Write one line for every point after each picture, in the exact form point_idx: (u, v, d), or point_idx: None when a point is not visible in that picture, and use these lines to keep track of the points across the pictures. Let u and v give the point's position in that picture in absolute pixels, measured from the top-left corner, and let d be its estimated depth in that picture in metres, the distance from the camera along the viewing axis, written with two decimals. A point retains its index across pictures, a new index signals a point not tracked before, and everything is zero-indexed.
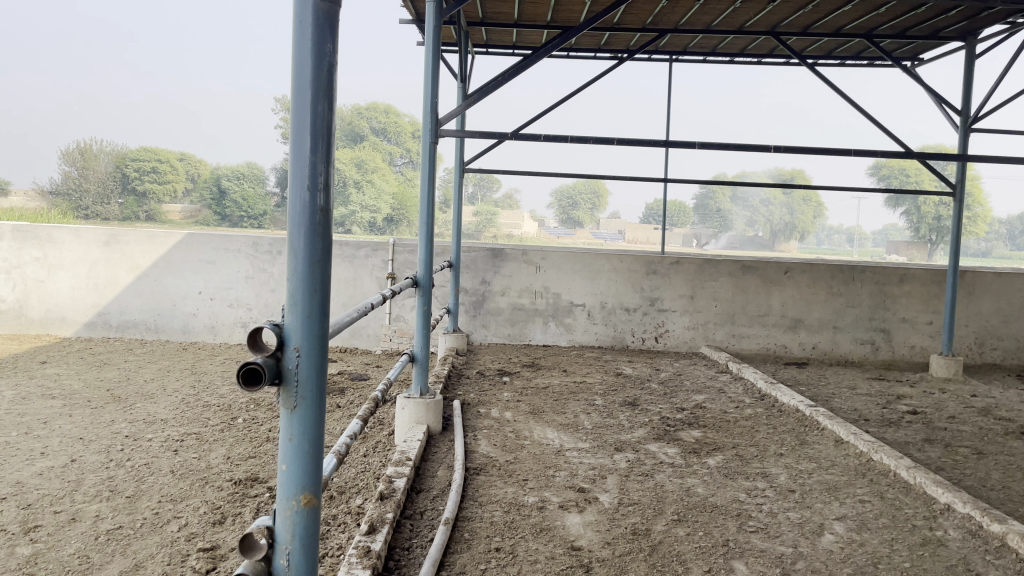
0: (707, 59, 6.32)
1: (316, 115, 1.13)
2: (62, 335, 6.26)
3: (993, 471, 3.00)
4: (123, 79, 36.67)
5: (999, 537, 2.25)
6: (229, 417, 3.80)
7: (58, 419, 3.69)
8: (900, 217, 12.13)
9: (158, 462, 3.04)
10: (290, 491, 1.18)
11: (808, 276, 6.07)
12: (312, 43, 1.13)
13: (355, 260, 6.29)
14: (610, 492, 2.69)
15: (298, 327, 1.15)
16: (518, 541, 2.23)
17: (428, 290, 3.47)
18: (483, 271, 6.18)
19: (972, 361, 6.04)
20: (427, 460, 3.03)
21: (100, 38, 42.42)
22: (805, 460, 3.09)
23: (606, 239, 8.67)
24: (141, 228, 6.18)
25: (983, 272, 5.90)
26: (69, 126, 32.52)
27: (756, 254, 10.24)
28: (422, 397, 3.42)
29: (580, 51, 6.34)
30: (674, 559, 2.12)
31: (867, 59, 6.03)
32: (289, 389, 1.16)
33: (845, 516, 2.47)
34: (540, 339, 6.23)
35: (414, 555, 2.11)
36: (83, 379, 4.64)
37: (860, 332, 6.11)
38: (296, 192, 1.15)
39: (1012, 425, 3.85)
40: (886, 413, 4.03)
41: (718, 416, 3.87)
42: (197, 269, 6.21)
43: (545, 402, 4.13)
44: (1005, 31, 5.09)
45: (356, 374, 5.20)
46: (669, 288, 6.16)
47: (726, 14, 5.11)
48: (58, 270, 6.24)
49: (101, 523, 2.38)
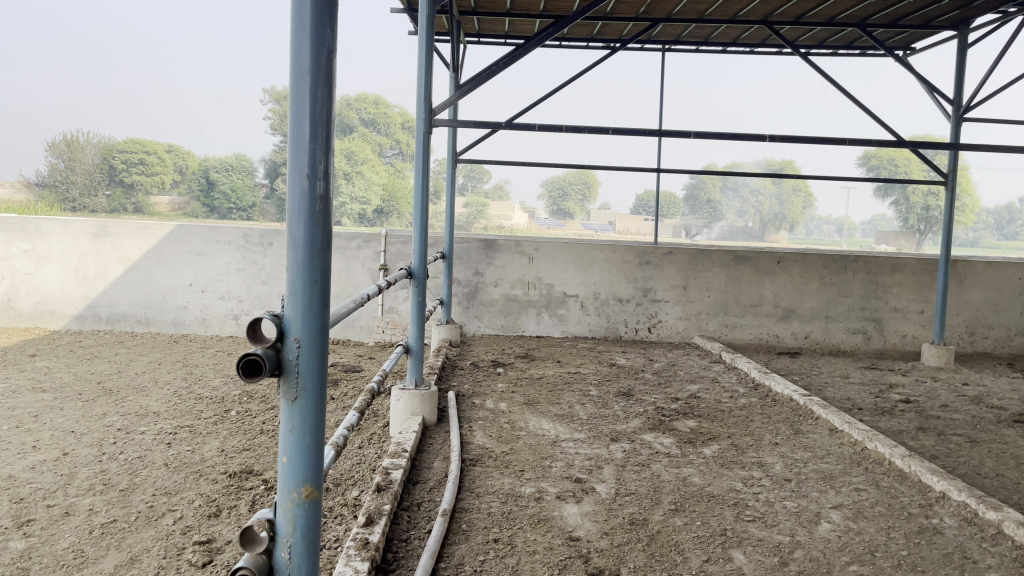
0: (700, 49, 6.28)
1: (314, 101, 1.10)
2: (51, 328, 6.17)
3: (986, 459, 3.03)
4: (109, 69, 36.12)
5: (995, 525, 2.26)
6: (223, 409, 3.77)
7: (49, 413, 3.64)
8: (891, 209, 12.38)
9: (152, 455, 3.01)
10: (291, 483, 1.16)
11: (801, 266, 6.09)
12: (310, 29, 1.10)
13: (347, 252, 6.24)
14: (607, 483, 2.69)
15: (298, 318, 1.13)
16: (516, 532, 2.22)
17: (424, 281, 3.45)
18: (476, 262, 6.16)
19: (963, 349, 6.09)
20: (423, 452, 3.01)
21: (86, 28, 41.76)
22: (800, 449, 3.10)
23: (598, 230, 8.60)
24: (130, 219, 6.10)
25: (974, 261, 5.94)
26: (57, 116, 32.12)
27: (747, 244, 10.27)
28: (417, 387, 3.40)
29: (573, 40, 6.29)
30: (673, 548, 2.12)
31: (859, 49, 6.02)
32: (289, 380, 1.14)
33: (841, 504, 2.48)
34: (533, 330, 6.22)
35: (412, 546, 2.10)
36: (74, 372, 4.58)
37: (852, 322, 6.15)
38: (294, 180, 1.12)
39: (1004, 414, 3.89)
40: (879, 402, 4.06)
41: (713, 406, 3.88)
42: (187, 261, 6.14)
43: (539, 393, 4.12)
44: (997, 20, 5.09)
45: (349, 366, 5.17)
46: (662, 278, 6.16)
47: (720, 4, 5.09)
48: (46, 262, 6.16)
49: (95, 517, 2.35)
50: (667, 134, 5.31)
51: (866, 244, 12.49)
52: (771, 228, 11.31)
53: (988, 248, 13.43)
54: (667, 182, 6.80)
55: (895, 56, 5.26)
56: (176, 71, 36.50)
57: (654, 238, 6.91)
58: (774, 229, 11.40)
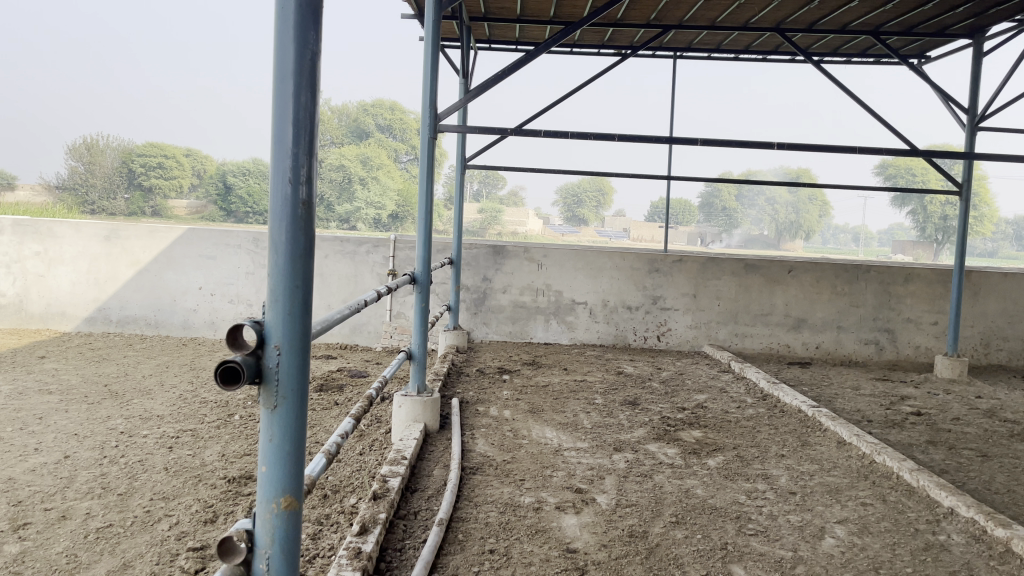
0: (712, 56, 6.23)
1: (298, 105, 1.09)
2: (62, 330, 6.24)
3: (998, 474, 2.95)
4: (125, 74, 36.51)
5: (1003, 542, 2.20)
6: (226, 413, 3.78)
7: (55, 415, 3.67)
8: (908, 217, 11.98)
9: (153, 459, 3.02)
10: (269, 493, 1.15)
11: (812, 275, 6.01)
12: (293, 31, 1.09)
13: (355, 257, 6.26)
14: (608, 493, 2.66)
15: (278, 325, 1.11)
16: (512, 543, 2.19)
17: (428, 287, 3.42)
18: (484, 269, 6.14)
19: (978, 361, 5.97)
20: (423, 459, 3.00)
21: (109, 36, 42.28)
22: (807, 462, 3.05)
23: (613, 237, 8.73)
24: (141, 223, 6.16)
25: (989, 272, 5.84)
26: (70, 120, 32.22)
27: (762, 253, 10.09)
28: (419, 394, 3.38)
29: (584, 47, 6.27)
30: (672, 562, 2.08)
31: (873, 57, 5.95)
32: (269, 388, 1.13)
33: (847, 519, 2.43)
34: (541, 337, 6.20)
35: (407, 556, 2.08)
36: (81, 374, 4.63)
37: (864, 332, 6.06)
38: (277, 185, 1.10)
39: (1017, 428, 3.79)
40: (890, 414, 3.98)
41: (719, 416, 3.83)
42: (197, 264, 6.19)
43: (544, 401, 4.09)
44: (1015, 28, 5.00)
45: (355, 371, 5.18)
46: (671, 286, 6.11)
47: (730, 12, 5.06)
48: (58, 265, 6.23)
49: (92, 521, 2.35)
50: (678, 141, 5.26)
51: (882, 253, 12.83)
52: (785, 237, 10.96)
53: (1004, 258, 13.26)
54: (678, 190, 6.75)
55: (908, 65, 5.18)
56: (191, 76, 36.82)
57: (665, 246, 6.85)
58: (789, 237, 11.03)
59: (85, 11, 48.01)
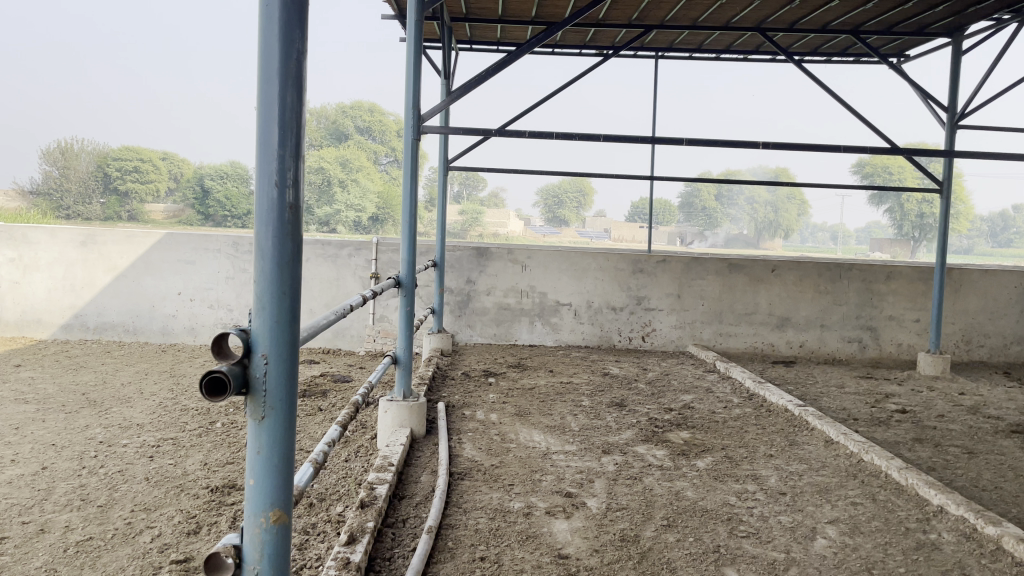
0: (693, 55, 6.23)
1: (283, 104, 1.04)
2: (38, 337, 6.08)
3: (985, 471, 2.97)
4: (101, 76, 35.83)
5: (994, 540, 2.21)
6: (208, 421, 3.70)
7: (31, 425, 3.56)
8: (885, 216, 12.20)
9: (133, 469, 2.93)
10: (258, 507, 1.10)
11: (796, 273, 6.05)
12: (279, 31, 1.04)
13: (338, 260, 6.18)
14: (597, 497, 2.63)
15: (265, 333, 1.06)
16: (503, 550, 2.15)
17: (412, 290, 3.37)
18: (468, 271, 6.11)
19: (959, 358, 6.06)
20: (410, 466, 2.95)
21: (84, 37, 41.37)
22: (795, 461, 3.05)
23: (593, 238, 8.53)
24: (119, 227, 6.03)
25: (970, 269, 5.92)
26: (45, 125, 31.53)
27: (740, 251, 10.14)
28: (405, 399, 3.33)
29: (565, 48, 6.26)
30: (664, 566, 2.06)
31: (853, 56, 6.02)
32: (256, 398, 1.08)
33: (837, 519, 2.42)
34: (526, 338, 6.17)
35: (396, 565, 2.03)
36: (58, 383, 4.49)
37: (848, 330, 6.11)
38: (262, 189, 1.05)
39: (1001, 424, 3.83)
40: (876, 413, 4.00)
41: (706, 417, 3.82)
42: (176, 269, 6.07)
43: (531, 404, 4.05)
44: (991, 28, 5.08)
45: (339, 376, 5.12)
46: (656, 287, 6.11)
47: (712, 11, 5.04)
48: (33, 271, 6.07)
49: (71, 535, 2.27)
50: (661, 142, 5.25)
51: (860, 250, 12.19)
52: (766, 234, 10.69)
53: (981, 254, 13.47)
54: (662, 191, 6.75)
55: (888, 64, 5.25)
56: (168, 79, 36.24)
57: (648, 246, 6.85)
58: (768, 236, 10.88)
59: (68, 12, 46.91)
